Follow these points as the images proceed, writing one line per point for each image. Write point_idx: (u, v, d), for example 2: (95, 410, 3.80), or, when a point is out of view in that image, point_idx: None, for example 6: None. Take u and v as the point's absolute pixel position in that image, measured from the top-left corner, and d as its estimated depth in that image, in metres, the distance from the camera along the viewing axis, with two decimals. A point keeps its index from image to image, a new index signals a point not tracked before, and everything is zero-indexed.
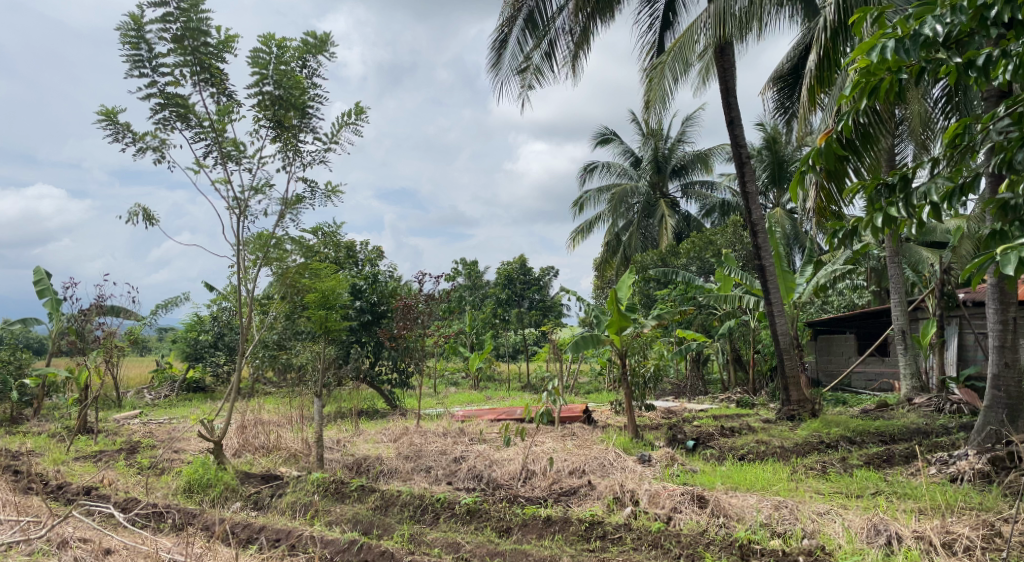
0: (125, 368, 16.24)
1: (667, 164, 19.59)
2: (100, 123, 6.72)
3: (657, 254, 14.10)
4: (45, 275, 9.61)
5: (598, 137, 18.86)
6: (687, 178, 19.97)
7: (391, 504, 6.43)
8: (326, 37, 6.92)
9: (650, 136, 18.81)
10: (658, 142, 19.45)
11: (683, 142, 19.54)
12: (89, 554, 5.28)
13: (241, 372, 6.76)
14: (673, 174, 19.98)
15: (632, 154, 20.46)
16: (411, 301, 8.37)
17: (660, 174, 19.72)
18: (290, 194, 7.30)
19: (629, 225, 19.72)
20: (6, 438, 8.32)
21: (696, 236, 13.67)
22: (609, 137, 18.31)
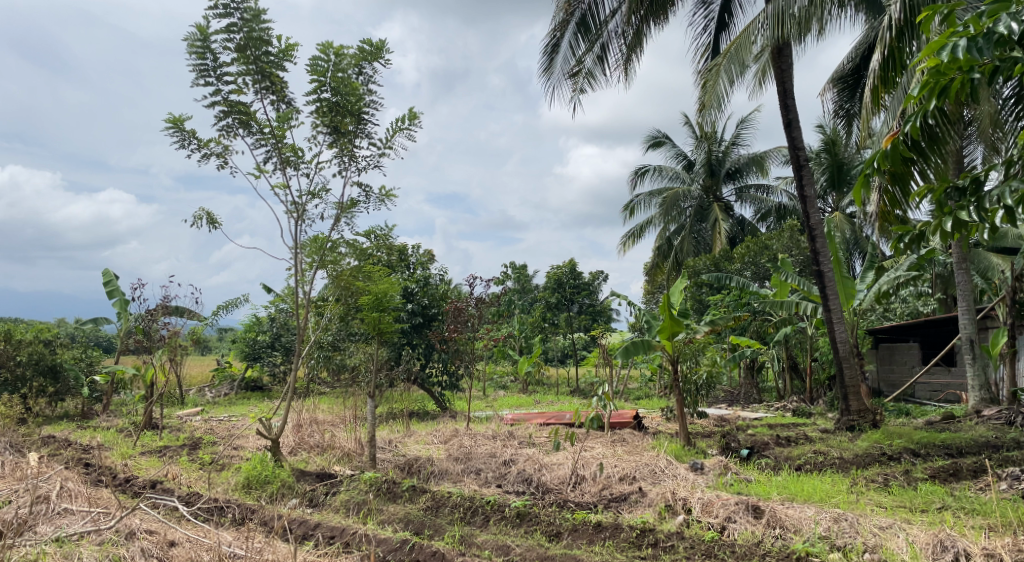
0: (188, 367, 16.83)
1: (720, 167, 19.25)
2: (168, 131, 6.97)
3: (710, 259, 13.89)
4: (114, 276, 10.02)
5: (650, 139, 18.66)
6: (742, 181, 19.57)
7: (441, 505, 6.50)
8: (382, 44, 7.04)
9: (703, 139, 18.54)
10: (712, 145, 19.14)
11: (738, 145, 19.19)
12: (155, 545, 5.50)
13: (297, 373, 6.93)
14: (727, 178, 19.62)
15: (685, 157, 20.21)
16: (461, 304, 8.41)
17: (713, 177, 19.40)
18: (346, 199, 7.45)
19: (681, 229, 19.49)
20: (78, 432, 8.70)
21: (751, 240, 13.38)
22: (661, 140, 18.12)
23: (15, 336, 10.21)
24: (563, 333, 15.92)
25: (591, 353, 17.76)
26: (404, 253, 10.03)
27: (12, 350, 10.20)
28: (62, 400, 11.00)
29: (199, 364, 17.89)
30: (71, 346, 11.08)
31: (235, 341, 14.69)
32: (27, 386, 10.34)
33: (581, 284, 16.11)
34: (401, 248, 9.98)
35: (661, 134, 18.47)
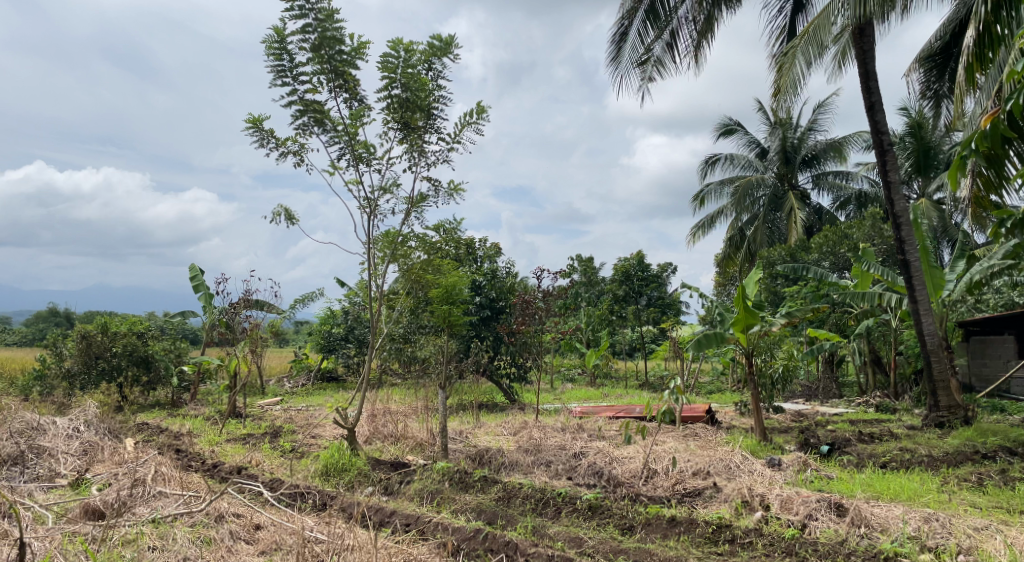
0: (267, 358, 17.49)
1: (797, 154, 18.63)
2: (248, 131, 7.23)
3: (786, 250, 13.52)
4: (200, 272, 10.49)
5: (720, 128, 18.22)
6: (820, 168, 18.87)
7: (512, 496, 6.54)
8: (451, 39, 7.11)
9: (777, 125, 18.00)
10: (787, 131, 18.56)
11: (814, 131, 18.51)
12: (243, 528, 5.76)
13: (371, 365, 7.11)
14: (804, 165, 18.96)
15: (758, 145, 19.66)
16: (529, 297, 8.41)
17: (789, 165, 18.79)
18: (416, 193, 7.57)
19: (754, 220, 18.97)
20: (169, 420, 9.18)
21: (829, 230, 12.89)
22: (732, 128, 17.65)
23: (112, 328, 10.91)
24: (631, 325, 15.80)
25: (659, 346, 17.70)
26: (472, 246, 10.12)
27: (109, 341, 10.92)
28: (154, 390, 11.63)
29: (277, 356, 18.54)
30: (161, 338, 11.69)
31: (311, 333, 15.15)
32: (122, 375, 10.99)
33: (649, 276, 15.79)
34: (469, 242, 10.07)
35: (734, 122, 17.99)
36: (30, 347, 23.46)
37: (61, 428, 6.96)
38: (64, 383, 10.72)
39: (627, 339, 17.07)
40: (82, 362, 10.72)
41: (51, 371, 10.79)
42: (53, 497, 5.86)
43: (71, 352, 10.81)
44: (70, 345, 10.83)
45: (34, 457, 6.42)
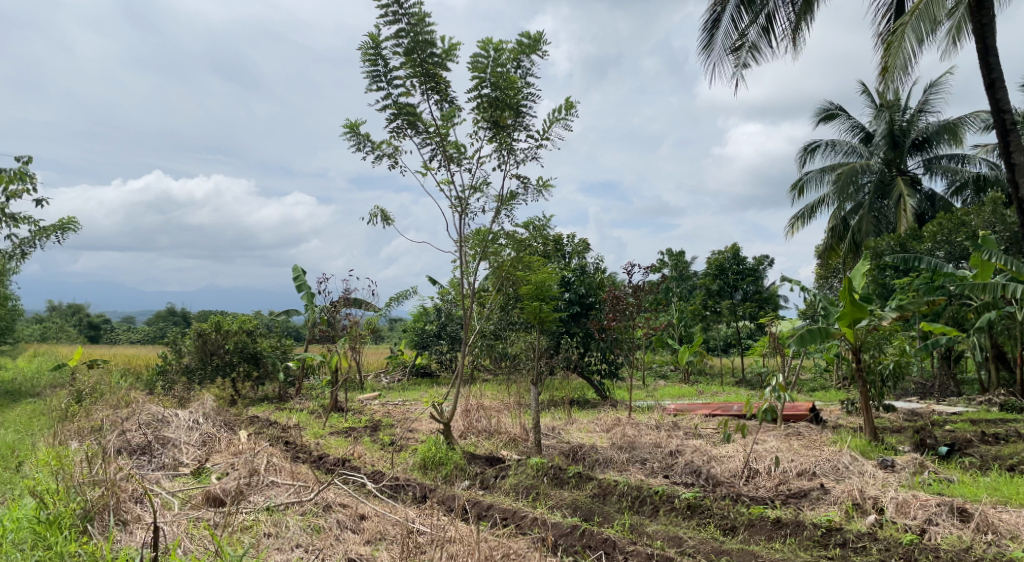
0: (365, 354, 18.18)
1: (906, 138, 17.58)
2: (346, 136, 7.49)
3: (895, 239, 12.86)
4: (303, 272, 10.99)
5: (820, 113, 17.41)
6: (932, 152, 17.73)
7: (608, 493, 6.50)
8: (540, 36, 7.12)
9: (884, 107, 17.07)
10: (894, 113, 17.54)
11: (926, 113, 17.41)
12: (349, 518, 6.00)
13: (465, 361, 7.25)
14: (914, 149, 17.85)
15: (862, 129, 18.74)
16: (620, 293, 8.32)
17: (896, 150, 17.76)
18: (506, 191, 7.62)
19: (859, 209, 18.07)
20: (277, 413, 9.68)
21: (945, 217, 12.10)
22: (834, 112, 16.83)
23: (224, 326, 11.60)
24: (727, 321, 15.22)
25: (756, 342, 17.23)
26: (561, 243, 10.13)
27: (222, 338, 11.61)
28: (263, 385, 12.30)
29: (375, 351, 19.24)
30: (269, 335, 12.33)
31: (406, 330, 15.59)
32: (235, 370, 11.69)
33: (745, 269, 15.43)
34: (557, 238, 10.09)
35: (835, 106, 17.18)
36: (154, 344, 25.40)
37: (183, 420, 7.46)
38: (183, 378, 11.52)
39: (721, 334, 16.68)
40: (198, 359, 11.46)
41: (172, 367, 11.61)
42: (178, 484, 6.28)
43: (189, 349, 11.60)
44: (189, 342, 11.63)
45: (161, 447, 6.92)
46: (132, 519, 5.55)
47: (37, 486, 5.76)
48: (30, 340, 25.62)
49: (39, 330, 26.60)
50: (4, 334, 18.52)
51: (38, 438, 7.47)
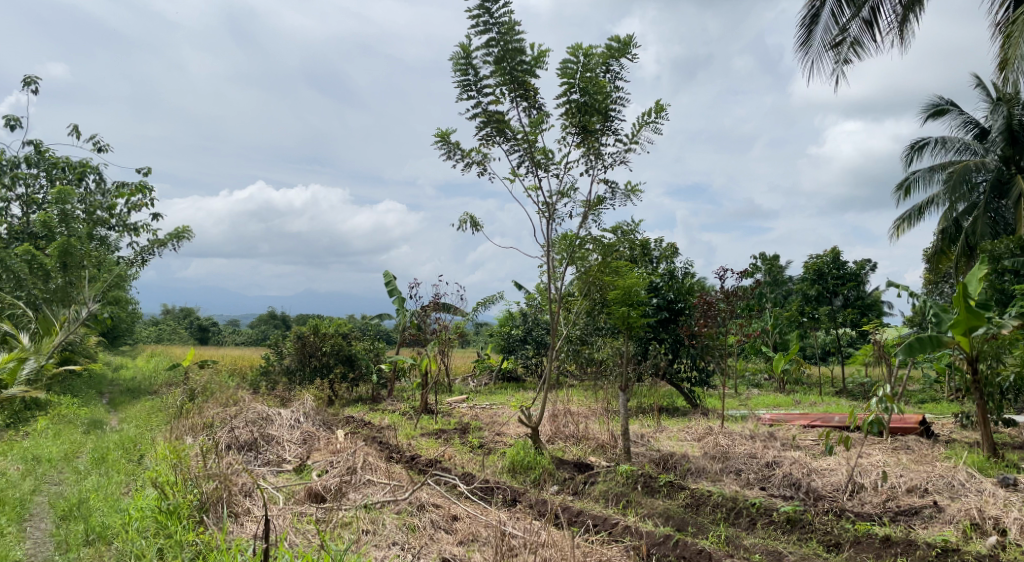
0: (453, 357, 18.48)
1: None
2: (437, 144, 7.67)
3: (1013, 241, 11.96)
4: (394, 277, 11.31)
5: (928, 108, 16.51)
6: None
7: (701, 504, 6.34)
8: (629, 39, 7.07)
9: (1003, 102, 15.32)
10: (1014, 108, 15.73)
11: None
12: (442, 518, 6.11)
13: (552, 365, 7.26)
14: None
15: (977, 125, 17.59)
16: (710, 299, 8.16)
17: (1015, 146, 16.11)
18: (594, 196, 7.59)
19: (973, 210, 17.04)
20: (371, 413, 10.03)
21: None
22: (944, 108, 15.87)
23: (321, 329, 12.11)
24: (825, 328, 14.63)
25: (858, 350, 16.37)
26: (648, 247, 10.01)
27: (320, 341, 12.11)
28: (356, 386, 12.74)
29: (462, 354, 19.55)
30: (362, 339, 12.76)
31: (492, 335, 15.82)
32: (332, 372, 12.17)
33: (846, 274, 14.78)
34: (645, 242, 9.98)
35: (944, 101, 16.20)
36: (256, 346, 26.80)
37: (286, 418, 7.83)
38: (284, 379, 12.10)
39: (820, 342, 16.20)
40: (298, 360, 12.01)
41: (274, 368, 12.24)
42: (282, 480, 6.59)
43: (289, 351, 12.19)
44: (289, 344, 12.23)
45: (266, 443, 7.31)
46: (242, 512, 5.81)
47: (158, 477, 6.20)
48: (147, 341, 27.64)
49: (154, 332, 28.65)
50: (124, 335, 20.04)
51: (157, 433, 8.02)
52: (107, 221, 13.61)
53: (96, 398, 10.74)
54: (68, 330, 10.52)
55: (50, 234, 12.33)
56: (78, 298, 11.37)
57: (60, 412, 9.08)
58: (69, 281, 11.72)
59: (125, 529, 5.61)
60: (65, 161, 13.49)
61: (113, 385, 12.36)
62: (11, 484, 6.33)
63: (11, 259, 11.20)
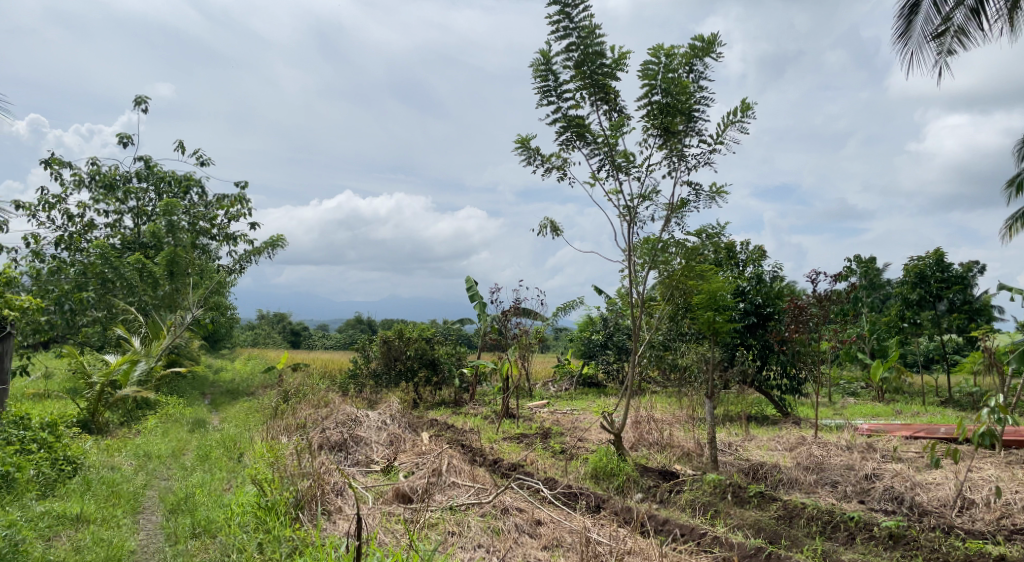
0: (533, 362, 18.54)
1: None
2: (517, 151, 7.73)
3: None
4: (475, 283, 11.48)
5: None
6: None
7: (795, 516, 6.09)
8: (714, 37, 6.93)
9: None
10: None
11: None
12: (526, 522, 6.11)
13: (634, 371, 7.11)
14: None
15: None
16: (802, 303, 7.85)
17: None
18: (677, 199, 7.46)
19: None
20: (454, 416, 10.21)
21: None
22: None
23: (406, 333, 12.46)
24: (929, 334, 14.01)
25: (965, 358, 15.88)
26: (734, 251, 9.75)
27: (404, 345, 12.46)
28: (439, 390, 12.98)
29: (543, 359, 19.60)
30: (445, 343, 13.00)
31: (572, 340, 15.81)
32: (416, 376, 12.47)
33: (950, 277, 13.88)
34: (731, 245, 9.73)
35: None
36: (345, 351, 27.80)
37: (373, 420, 8.07)
38: (371, 382, 12.49)
39: (923, 348, 15.57)
40: (384, 363, 12.38)
41: (362, 371, 12.63)
42: (371, 480, 6.80)
43: (376, 355, 12.58)
44: (375, 348, 12.63)
45: (355, 444, 7.55)
46: (335, 510, 6.00)
47: (257, 474, 6.52)
48: (244, 344, 29.31)
49: (251, 336, 30.32)
50: (223, 338, 21.26)
51: (255, 432, 8.44)
52: (209, 230, 14.39)
53: (199, 398, 11.41)
54: (174, 334, 11.30)
55: (158, 244, 13.23)
56: (184, 304, 12.46)
57: (167, 411, 9.70)
58: (176, 288, 12.64)
59: (227, 523, 5.91)
60: (172, 176, 14.39)
61: (214, 386, 13.10)
62: (127, 478, 6.80)
63: (125, 267, 11.92)
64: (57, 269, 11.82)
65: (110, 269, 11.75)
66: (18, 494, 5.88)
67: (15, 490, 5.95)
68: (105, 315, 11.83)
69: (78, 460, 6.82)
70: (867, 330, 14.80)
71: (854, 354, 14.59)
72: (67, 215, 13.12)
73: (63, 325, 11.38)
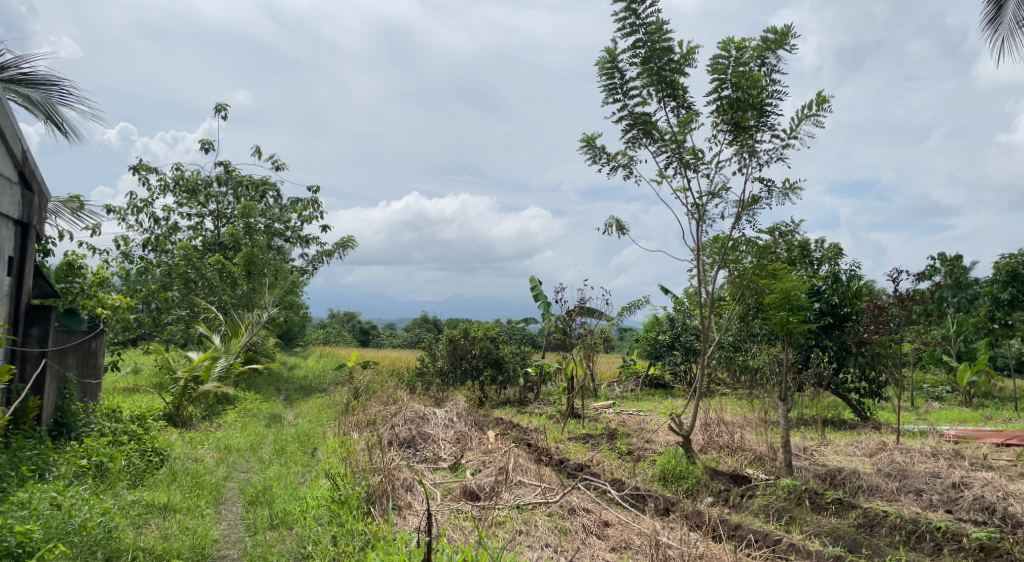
0: (599, 363, 18.48)
1: None
2: (583, 149, 7.70)
3: None
4: (539, 282, 11.49)
5: None
6: None
7: (876, 525, 5.84)
8: (788, 29, 6.73)
9: None
10: None
11: None
12: (594, 523, 6.06)
13: (703, 374, 6.91)
14: None
15: None
16: (882, 303, 7.59)
17: None
18: (748, 196, 7.27)
19: None
20: (520, 415, 10.25)
21: None
22: None
23: (471, 333, 12.61)
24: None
25: None
26: (808, 249, 9.46)
27: (470, 344, 12.62)
28: (504, 388, 13.05)
29: (608, 359, 19.48)
30: (509, 342, 13.07)
31: (638, 340, 15.66)
32: (482, 375, 12.59)
33: None
34: (805, 243, 9.46)
35: None
36: (411, 349, 28.36)
37: (440, 418, 8.19)
38: (438, 380, 12.67)
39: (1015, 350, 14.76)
40: (450, 362, 12.56)
41: (428, 369, 12.83)
42: (439, 477, 6.89)
43: (442, 353, 12.76)
44: (441, 347, 12.83)
45: (423, 441, 7.68)
46: (405, 506, 6.08)
47: (330, 469, 6.72)
48: (316, 343, 30.34)
49: (322, 334, 31.36)
50: (296, 336, 22.01)
51: (327, 428, 8.69)
52: (283, 232, 14.87)
53: (275, 394, 11.85)
54: (251, 332, 11.79)
55: (236, 245, 13.79)
56: (260, 303, 12.96)
57: (245, 406, 10.09)
58: (252, 288, 13.13)
59: (303, 515, 6.09)
60: (249, 180, 14.94)
61: (288, 383, 13.55)
62: (209, 470, 7.10)
63: (206, 268, 12.54)
64: (144, 270, 12.53)
65: (193, 269, 12.45)
66: (111, 483, 6.19)
67: (108, 478, 6.29)
68: (187, 313, 12.42)
69: (164, 451, 7.16)
70: (954, 331, 14.10)
71: (938, 356, 13.91)
72: (152, 219, 13.81)
73: (150, 322, 12.08)
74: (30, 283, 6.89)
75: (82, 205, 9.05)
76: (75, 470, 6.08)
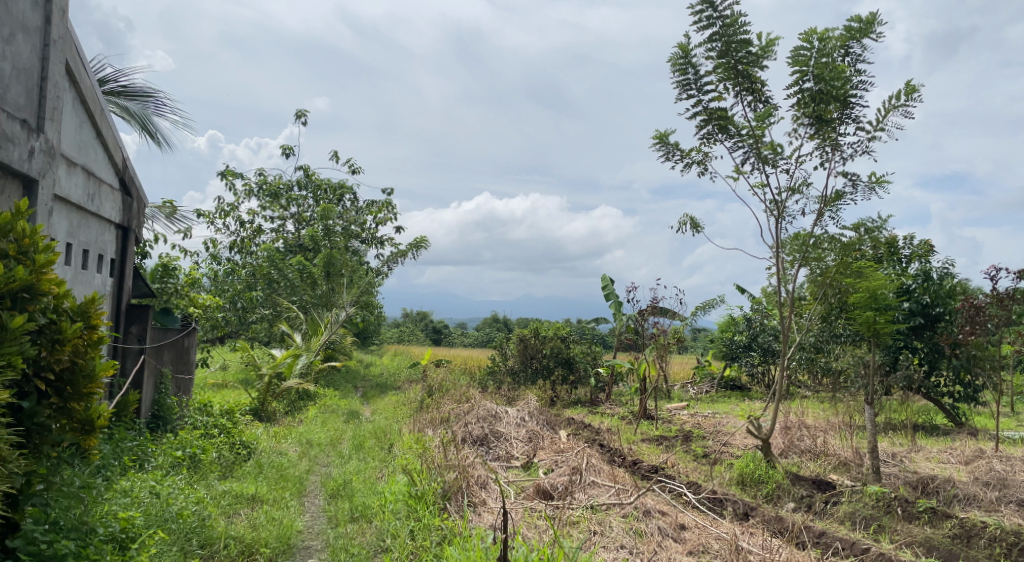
0: (671, 363, 18.26)
1: None
2: (656, 146, 7.61)
3: None
4: (610, 281, 11.40)
5: None
6: None
7: (974, 536, 5.53)
8: (874, 16, 6.45)
9: None
10: None
11: None
12: (670, 525, 5.97)
13: (783, 376, 6.49)
14: None
15: None
16: (978, 303, 7.28)
17: None
18: (831, 191, 7.02)
19: None
20: (592, 415, 10.23)
21: None
22: None
23: (541, 332, 12.65)
24: None
25: None
26: (896, 247, 9.10)
27: (541, 343, 12.68)
28: (575, 389, 13.03)
29: (680, 360, 19.20)
30: (580, 342, 13.05)
31: (713, 340, 15.35)
32: (553, 374, 12.63)
33: None
34: (892, 240, 9.08)
35: None
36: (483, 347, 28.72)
37: (512, 416, 8.26)
38: (509, 378, 12.79)
39: None
40: (521, 361, 12.65)
41: (499, 368, 12.94)
42: (512, 475, 6.94)
43: (513, 352, 12.86)
44: (512, 346, 12.94)
45: (495, 439, 7.75)
46: (480, 502, 6.16)
47: (407, 465, 6.88)
48: (391, 341, 31.11)
49: (396, 333, 32.11)
50: (371, 336, 22.63)
51: (403, 425, 8.90)
52: (359, 234, 15.29)
53: (352, 391, 12.20)
54: (330, 330, 12.23)
55: (316, 247, 14.35)
56: (337, 303, 13.40)
57: (325, 402, 10.46)
58: (331, 288, 13.48)
59: (381, 509, 6.21)
60: (327, 183, 15.44)
61: (364, 380, 13.94)
62: (293, 463, 7.38)
63: (288, 268, 13.13)
64: (231, 271, 13.24)
65: (275, 271, 13.02)
66: (203, 473, 6.51)
67: (200, 469, 6.61)
68: (271, 312, 12.97)
69: (251, 445, 7.47)
70: None
71: None
72: (237, 221, 14.46)
73: (236, 320, 12.66)
74: (130, 284, 7.36)
75: (174, 210, 9.54)
76: (171, 461, 6.43)
